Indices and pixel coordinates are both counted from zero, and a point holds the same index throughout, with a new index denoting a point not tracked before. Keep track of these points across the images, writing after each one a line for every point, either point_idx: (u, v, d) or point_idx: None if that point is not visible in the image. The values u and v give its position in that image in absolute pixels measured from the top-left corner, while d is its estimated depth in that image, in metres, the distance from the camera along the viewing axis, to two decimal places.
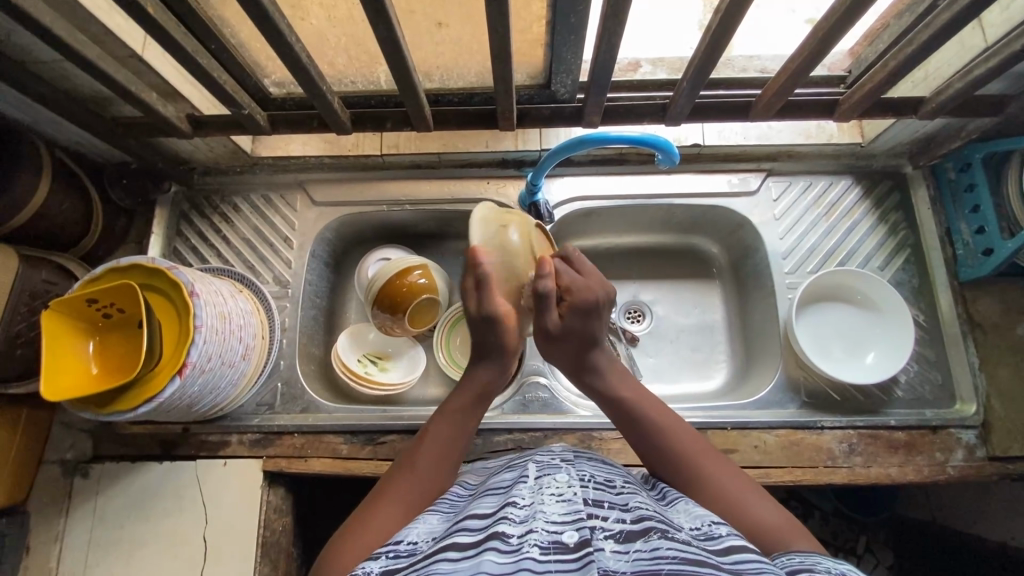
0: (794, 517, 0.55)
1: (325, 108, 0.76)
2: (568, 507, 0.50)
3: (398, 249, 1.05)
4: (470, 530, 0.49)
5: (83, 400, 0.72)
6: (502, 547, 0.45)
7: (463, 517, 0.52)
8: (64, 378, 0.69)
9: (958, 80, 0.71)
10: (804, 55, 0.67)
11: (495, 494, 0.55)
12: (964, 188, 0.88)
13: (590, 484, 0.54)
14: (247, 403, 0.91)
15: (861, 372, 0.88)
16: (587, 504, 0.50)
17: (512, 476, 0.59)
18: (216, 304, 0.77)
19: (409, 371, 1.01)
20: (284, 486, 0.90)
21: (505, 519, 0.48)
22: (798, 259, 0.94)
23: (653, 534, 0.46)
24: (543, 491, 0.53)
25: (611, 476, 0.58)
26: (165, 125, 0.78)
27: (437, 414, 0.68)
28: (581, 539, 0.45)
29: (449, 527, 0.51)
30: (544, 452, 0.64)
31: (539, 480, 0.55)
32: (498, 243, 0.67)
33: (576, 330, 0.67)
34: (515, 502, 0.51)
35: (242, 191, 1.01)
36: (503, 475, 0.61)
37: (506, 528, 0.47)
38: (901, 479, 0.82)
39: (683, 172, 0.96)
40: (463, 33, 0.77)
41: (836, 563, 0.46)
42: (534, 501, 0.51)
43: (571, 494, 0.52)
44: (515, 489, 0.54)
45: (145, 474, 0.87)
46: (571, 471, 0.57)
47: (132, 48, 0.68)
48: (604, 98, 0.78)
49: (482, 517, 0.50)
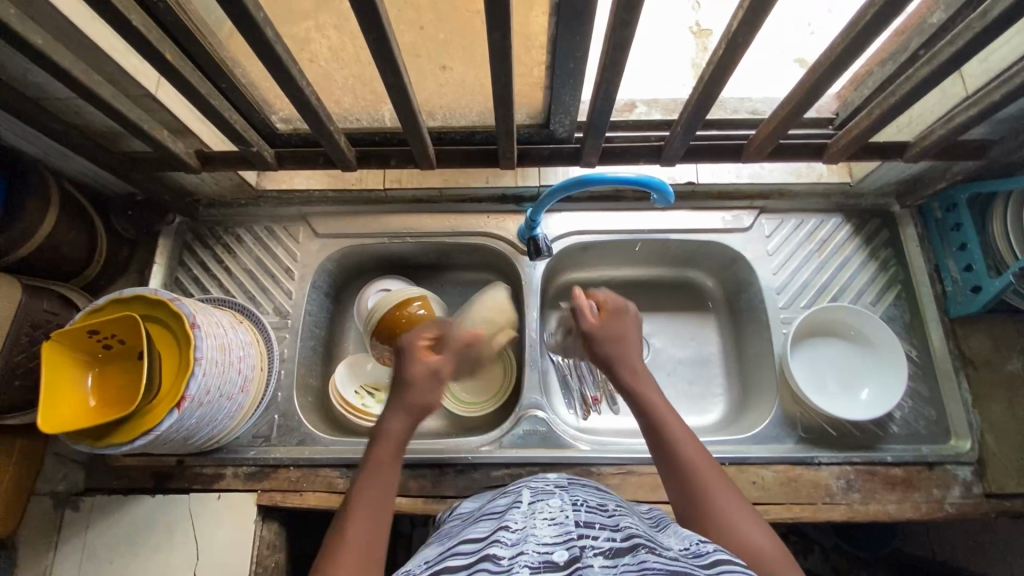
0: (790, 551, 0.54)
1: (331, 146, 0.78)
2: (560, 530, 0.50)
3: (399, 280, 1.06)
4: (462, 551, 0.49)
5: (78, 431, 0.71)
6: (493, 568, 0.44)
7: (457, 542, 0.52)
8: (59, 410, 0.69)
9: (940, 127, 0.74)
10: (794, 101, 0.70)
11: (489, 520, 0.55)
12: (951, 227, 0.91)
13: (582, 506, 0.54)
14: (244, 435, 0.90)
15: (856, 408, 0.89)
16: (578, 526, 0.50)
17: (506, 502, 0.59)
18: (217, 335, 0.77)
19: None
20: (278, 521, 0.89)
21: (496, 542, 0.48)
22: (792, 295, 0.95)
23: (642, 550, 0.46)
24: (536, 516, 0.53)
25: (604, 500, 0.58)
26: (174, 161, 0.79)
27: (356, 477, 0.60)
28: (571, 558, 0.45)
29: (444, 552, 0.51)
30: (539, 479, 0.64)
31: (532, 505, 0.55)
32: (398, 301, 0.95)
33: (613, 334, 0.71)
34: (506, 526, 0.50)
35: (245, 222, 1.03)
36: (497, 502, 0.61)
37: (499, 550, 0.47)
38: (899, 516, 0.82)
39: (679, 209, 0.99)
40: (467, 76, 0.80)
41: None
42: (527, 525, 0.51)
43: (562, 517, 0.52)
44: (508, 514, 0.54)
45: (137, 508, 0.86)
46: (563, 496, 0.57)
47: (147, 88, 0.70)
48: (601, 140, 0.81)
49: (474, 542, 0.50)
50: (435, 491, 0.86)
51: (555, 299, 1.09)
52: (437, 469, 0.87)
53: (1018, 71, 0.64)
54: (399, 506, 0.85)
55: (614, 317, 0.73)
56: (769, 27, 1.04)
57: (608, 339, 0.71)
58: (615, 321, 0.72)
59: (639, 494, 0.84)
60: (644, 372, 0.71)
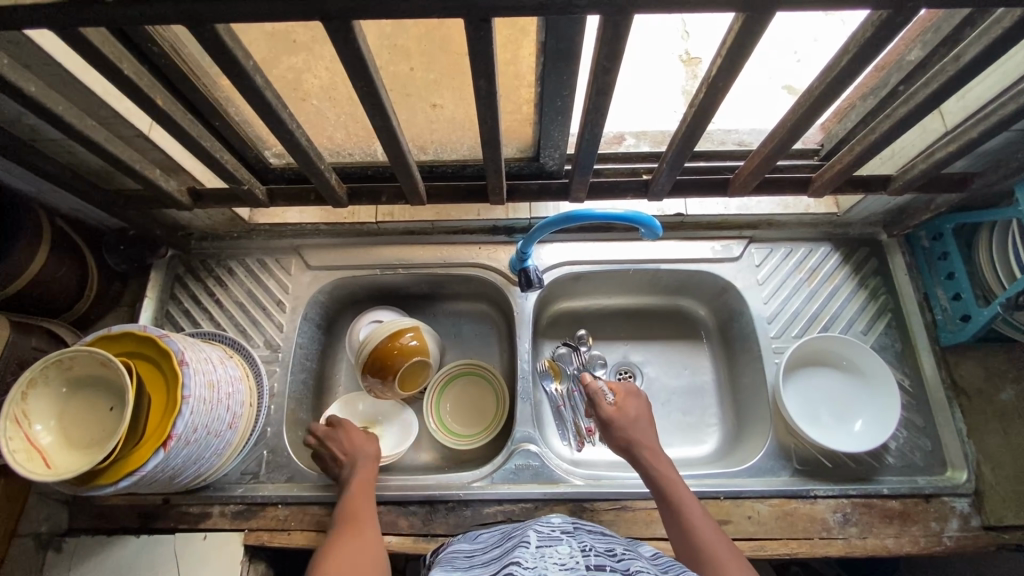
0: None
1: (323, 184, 0.78)
2: (571, 574, 0.50)
3: (391, 311, 1.06)
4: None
5: (26, 455, 0.67)
6: None
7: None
8: (10, 426, 0.67)
9: (921, 161, 0.76)
10: (776, 139, 0.71)
11: (497, 560, 0.56)
12: (938, 256, 0.92)
13: (591, 551, 0.55)
14: (232, 472, 0.89)
15: (851, 441, 0.88)
16: (589, 569, 0.51)
17: (513, 543, 0.59)
18: (205, 372, 0.78)
19: (397, 445, 0.98)
20: (265, 561, 0.87)
21: None
22: (783, 324, 0.95)
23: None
24: (546, 559, 0.53)
25: (611, 546, 0.59)
26: (166, 198, 0.80)
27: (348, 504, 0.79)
28: None
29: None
30: (544, 522, 0.63)
31: (540, 548, 0.55)
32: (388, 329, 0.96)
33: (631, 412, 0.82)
34: (520, 564, 0.51)
35: (237, 255, 1.03)
36: (502, 546, 0.61)
37: None
38: (897, 550, 0.81)
39: (668, 239, 1.00)
40: (456, 113, 0.82)
41: None
42: (538, 565, 0.52)
43: (573, 562, 0.52)
44: (517, 555, 0.55)
45: (121, 549, 0.84)
46: (572, 542, 0.57)
47: (140, 129, 0.71)
48: (589, 175, 0.81)
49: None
50: (426, 529, 0.84)
51: (548, 329, 1.09)
52: (427, 506, 0.85)
53: (994, 109, 0.66)
54: (388, 545, 0.83)
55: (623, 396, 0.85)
56: (754, 60, 1.06)
57: (635, 424, 0.81)
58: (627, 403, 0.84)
59: (633, 530, 0.83)
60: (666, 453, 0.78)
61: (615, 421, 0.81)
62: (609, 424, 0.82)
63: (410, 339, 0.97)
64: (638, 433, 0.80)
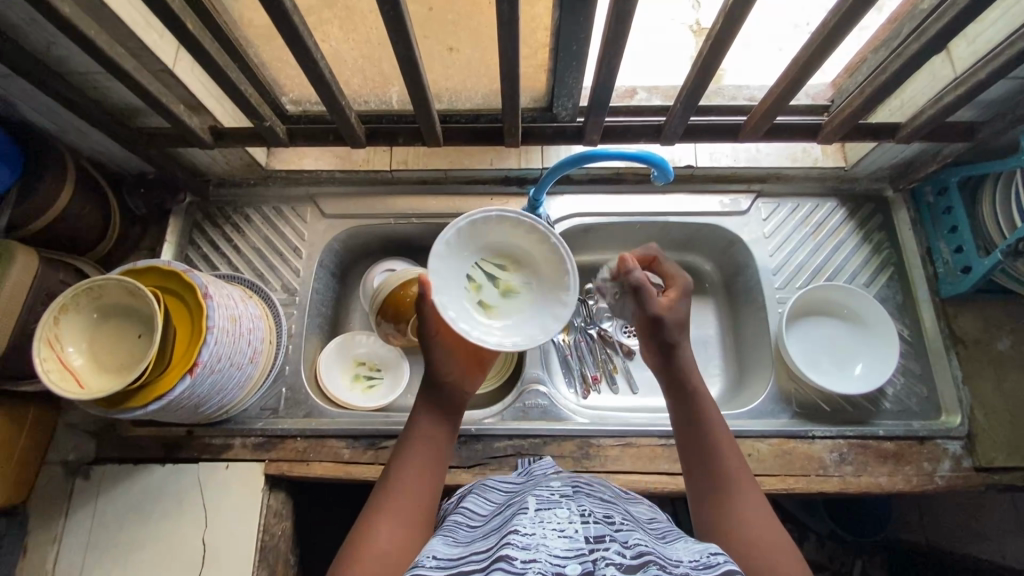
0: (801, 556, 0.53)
1: (343, 122, 0.80)
2: (570, 543, 0.48)
3: (402, 261, 1.08)
4: (471, 565, 0.47)
5: (59, 376, 0.70)
6: (507, 569, 0.44)
7: (463, 550, 0.50)
8: (44, 347, 0.70)
9: (930, 107, 0.77)
10: (787, 81, 0.74)
11: (492, 528, 0.53)
12: (942, 210, 0.93)
13: (591, 517, 0.52)
14: (252, 407, 0.92)
15: (850, 384, 0.91)
16: (588, 539, 0.48)
17: (511, 509, 0.56)
18: (227, 306, 0.80)
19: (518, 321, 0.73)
20: (285, 491, 0.91)
21: (507, 545, 0.47)
22: (787, 275, 0.98)
23: (652, 568, 0.46)
24: (544, 524, 0.50)
25: (611, 511, 0.56)
26: (189, 136, 0.82)
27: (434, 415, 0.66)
28: (584, 571, 0.44)
29: (454, 557, 0.50)
30: (543, 486, 0.60)
31: (539, 512, 0.53)
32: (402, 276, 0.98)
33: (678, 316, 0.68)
34: (516, 530, 0.49)
35: (253, 202, 1.05)
36: (501, 508, 0.58)
37: (511, 551, 0.46)
38: (891, 487, 0.84)
39: (678, 191, 1.01)
40: (473, 56, 0.83)
41: None
42: (537, 531, 0.49)
43: (572, 530, 0.50)
44: (514, 520, 0.52)
45: (147, 477, 0.88)
46: (571, 506, 0.54)
47: (165, 62, 0.73)
48: (603, 117, 0.83)
49: (482, 553, 0.48)
50: None
51: None
52: None
53: (1003, 49, 0.67)
54: None
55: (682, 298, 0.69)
56: None
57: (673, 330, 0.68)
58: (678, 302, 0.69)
59: (638, 466, 0.86)
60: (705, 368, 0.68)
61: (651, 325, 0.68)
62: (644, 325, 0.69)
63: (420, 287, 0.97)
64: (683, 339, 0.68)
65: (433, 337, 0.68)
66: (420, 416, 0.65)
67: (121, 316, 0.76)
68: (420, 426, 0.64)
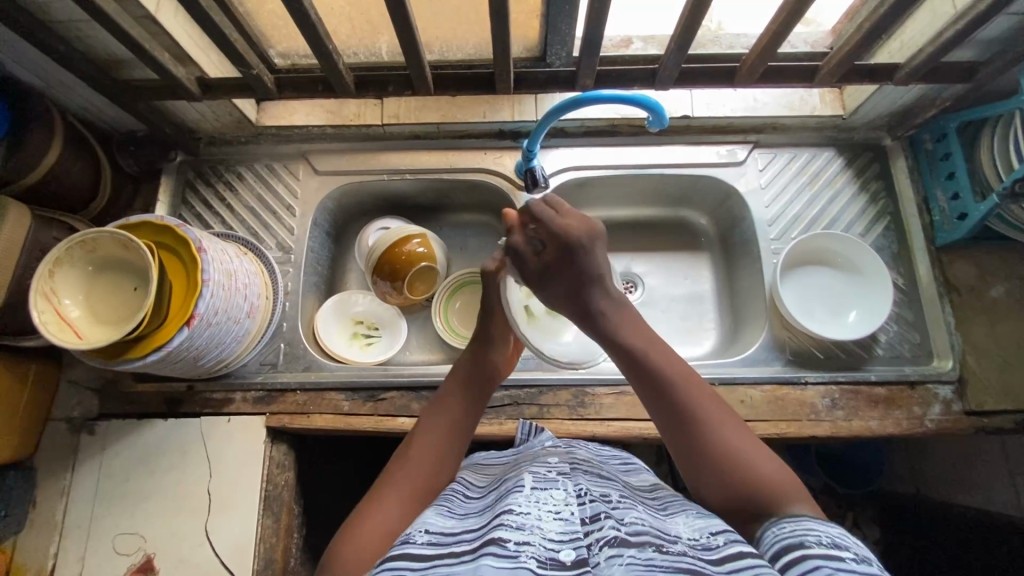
0: (790, 471, 0.53)
1: (331, 70, 0.79)
2: (565, 526, 0.49)
3: (398, 219, 1.08)
4: (466, 543, 0.49)
5: (57, 326, 0.71)
6: (499, 552, 0.45)
7: (459, 531, 0.51)
8: (40, 299, 0.70)
9: (928, 45, 0.76)
10: (780, 21, 0.72)
11: (487, 510, 0.54)
12: (940, 157, 0.92)
13: (587, 497, 0.53)
14: (251, 363, 0.93)
15: (844, 330, 0.92)
16: (584, 522, 0.49)
17: (507, 486, 0.57)
18: (223, 262, 0.80)
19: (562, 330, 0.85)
20: (287, 443, 0.93)
21: (501, 526, 0.48)
22: (783, 226, 0.97)
23: (650, 548, 0.45)
24: (539, 505, 0.51)
25: (607, 489, 0.56)
26: (176, 87, 0.81)
27: (453, 386, 0.68)
28: (578, 558, 0.44)
29: (449, 533, 0.51)
30: (540, 464, 0.60)
31: (534, 493, 0.53)
32: (400, 232, 0.99)
33: (569, 269, 0.63)
34: (510, 511, 0.50)
35: (245, 161, 1.04)
36: (500, 487, 0.59)
37: (504, 533, 0.47)
38: (881, 431, 0.86)
39: (673, 143, 1.00)
40: (463, 3, 0.81)
41: (829, 529, 0.46)
42: (531, 512, 0.50)
43: (567, 512, 0.50)
44: (509, 500, 0.53)
45: (150, 431, 0.90)
46: (567, 485, 0.55)
47: (147, 7, 0.71)
48: (597, 59, 0.80)
49: (476, 533, 0.50)
50: None
51: None
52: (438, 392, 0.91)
53: None
54: (402, 425, 0.88)
55: (562, 252, 0.63)
56: None
57: (574, 283, 0.64)
58: (568, 260, 0.63)
59: (632, 412, 0.88)
60: (634, 313, 0.63)
61: (549, 290, 0.66)
62: (546, 290, 0.66)
63: (416, 241, 1.00)
64: (600, 294, 0.63)
65: (490, 316, 0.72)
66: (443, 407, 0.66)
67: (118, 272, 0.76)
68: (438, 417, 0.65)
